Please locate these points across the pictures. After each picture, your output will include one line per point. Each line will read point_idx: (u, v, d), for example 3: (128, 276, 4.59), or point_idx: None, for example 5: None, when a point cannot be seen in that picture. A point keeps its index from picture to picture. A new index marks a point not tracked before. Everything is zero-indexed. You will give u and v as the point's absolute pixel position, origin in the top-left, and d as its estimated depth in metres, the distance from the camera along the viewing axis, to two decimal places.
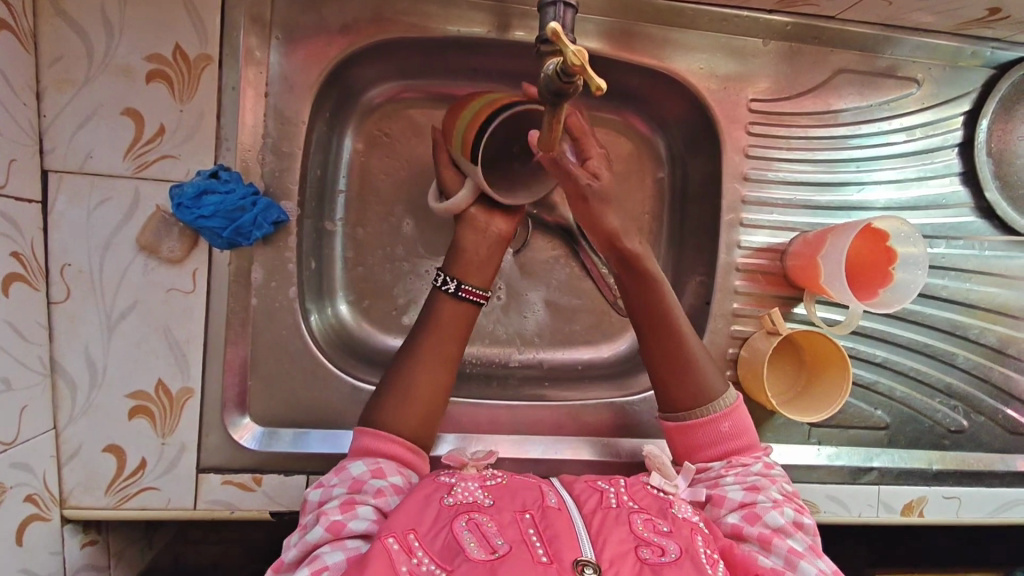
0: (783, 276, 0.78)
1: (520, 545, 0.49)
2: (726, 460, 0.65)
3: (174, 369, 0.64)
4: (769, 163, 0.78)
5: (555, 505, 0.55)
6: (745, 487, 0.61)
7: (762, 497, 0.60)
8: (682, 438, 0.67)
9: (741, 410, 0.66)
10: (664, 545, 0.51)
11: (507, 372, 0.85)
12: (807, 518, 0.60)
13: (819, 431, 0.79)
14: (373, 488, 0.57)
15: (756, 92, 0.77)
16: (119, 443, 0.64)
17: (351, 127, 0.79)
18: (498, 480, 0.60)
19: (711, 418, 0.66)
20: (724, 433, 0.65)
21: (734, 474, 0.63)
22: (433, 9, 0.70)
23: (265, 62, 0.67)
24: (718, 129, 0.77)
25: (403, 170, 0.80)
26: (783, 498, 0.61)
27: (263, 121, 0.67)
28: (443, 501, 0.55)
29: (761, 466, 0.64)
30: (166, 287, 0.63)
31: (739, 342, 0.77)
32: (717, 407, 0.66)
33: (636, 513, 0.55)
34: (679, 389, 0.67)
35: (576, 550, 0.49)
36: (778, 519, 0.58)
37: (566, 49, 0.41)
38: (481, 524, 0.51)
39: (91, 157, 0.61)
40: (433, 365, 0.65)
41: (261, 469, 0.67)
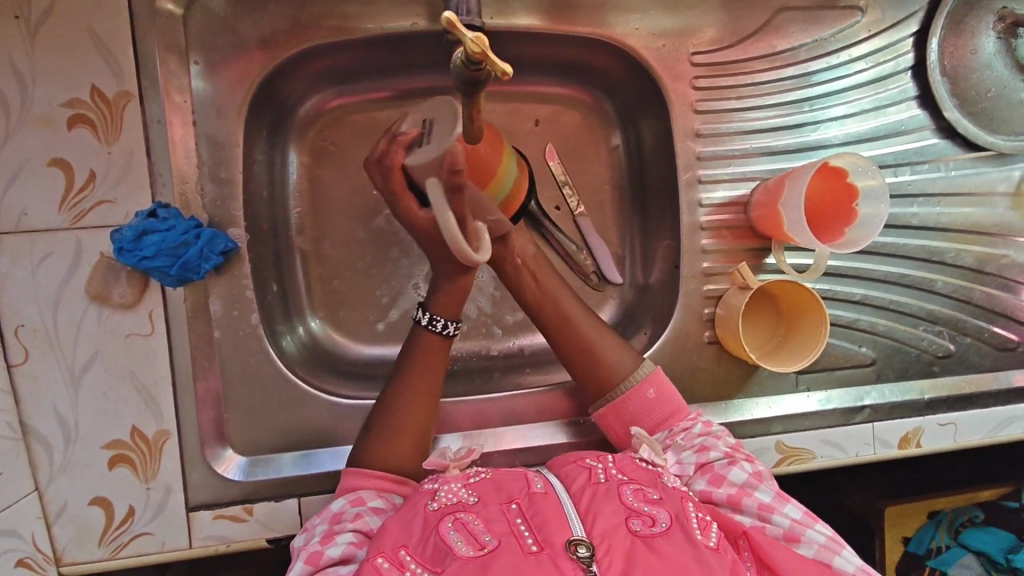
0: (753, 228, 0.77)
1: (509, 537, 0.49)
2: (666, 430, 0.66)
3: (147, 414, 0.64)
4: (720, 115, 0.76)
5: (542, 489, 0.55)
6: (695, 451, 0.63)
7: (715, 454, 0.62)
8: (615, 420, 0.68)
9: (660, 376, 0.68)
10: (654, 515, 0.51)
11: (490, 364, 0.84)
12: (761, 465, 0.62)
13: (806, 378, 0.78)
14: (352, 514, 0.58)
15: (698, 45, 0.75)
16: (105, 495, 0.63)
17: (294, 141, 0.78)
18: (481, 475, 0.58)
19: (635, 389, 0.67)
20: (652, 400, 0.67)
21: (679, 442, 0.64)
22: (352, 9, 0.68)
23: (188, 89, 0.64)
24: (663, 88, 0.75)
25: (352, 179, 0.80)
26: (733, 450, 0.63)
27: (195, 150, 0.65)
28: (427, 507, 0.54)
29: (702, 428, 0.65)
30: (124, 333, 0.62)
31: (715, 301, 0.76)
32: (637, 378, 0.68)
33: (625, 486, 0.55)
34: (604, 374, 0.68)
35: (567, 531, 0.49)
36: (741, 475, 0.59)
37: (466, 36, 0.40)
38: (467, 522, 0.51)
39: (25, 214, 0.60)
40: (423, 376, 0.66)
41: (250, 498, 0.66)
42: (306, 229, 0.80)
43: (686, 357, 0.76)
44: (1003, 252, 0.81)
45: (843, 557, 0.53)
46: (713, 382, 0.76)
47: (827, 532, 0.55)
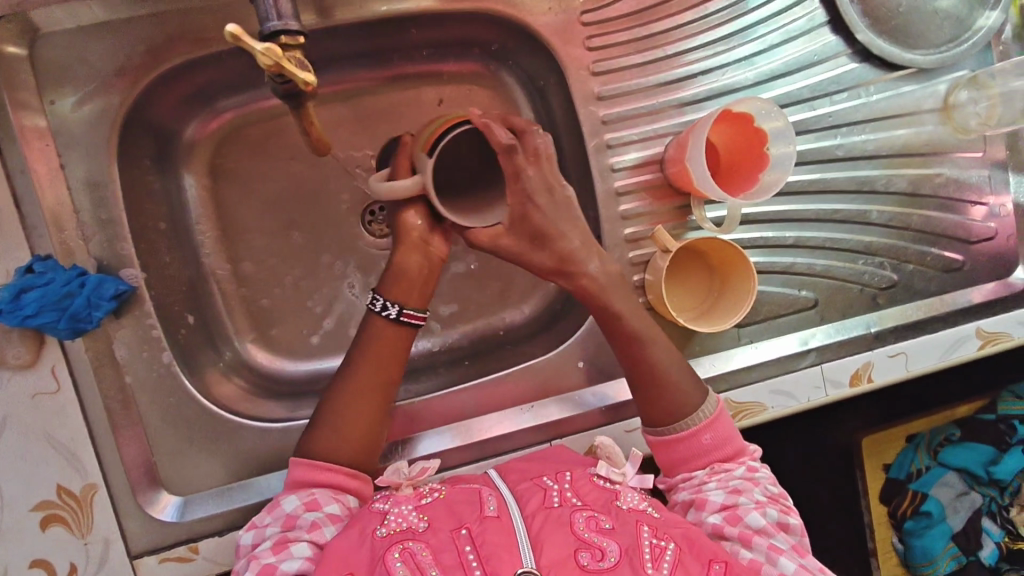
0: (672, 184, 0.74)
1: (456, 568, 0.49)
2: (708, 467, 0.64)
3: (70, 470, 0.62)
4: (621, 74, 0.72)
5: (494, 513, 0.55)
6: (726, 491, 0.62)
7: (745, 499, 0.61)
8: (661, 451, 0.67)
9: (721, 422, 0.65)
10: (604, 547, 0.52)
11: (433, 361, 0.82)
12: (793, 519, 0.61)
13: (748, 330, 0.76)
14: (307, 522, 0.58)
15: (585, 2, 0.71)
16: (44, 557, 0.63)
17: (188, 165, 0.76)
18: (436, 494, 0.59)
19: (690, 432, 0.65)
20: (706, 446, 0.65)
21: (716, 480, 0.63)
22: (208, 19, 0.64)
23: (50, 131, 0.62)
24: (556, 53, 0.72)
25: (258, 192, 0.79)
26: (767, 499, 0.62)
27: (69, 195, 0.62)
28: (376, 532, 0.54)
29: (748, 474, 0.64)
30: (31, 393, 0.61)
31: (643, 267, 0.74)
32: (703, 417, 0.65)
33: (579, 511, 0.55)
34: (665, 411, 0.66)
35: (515, 562, 0.49)
36: (759, 520, 0.58)
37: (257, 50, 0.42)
38: (415, 552, 0.51)
39: None
40: (377, 365, 0.65)
41: (194, 537, 0.65)
42: (218, 252, 0.78)
43: None
44: (936, 172, 0.79)
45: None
46: None
47: None
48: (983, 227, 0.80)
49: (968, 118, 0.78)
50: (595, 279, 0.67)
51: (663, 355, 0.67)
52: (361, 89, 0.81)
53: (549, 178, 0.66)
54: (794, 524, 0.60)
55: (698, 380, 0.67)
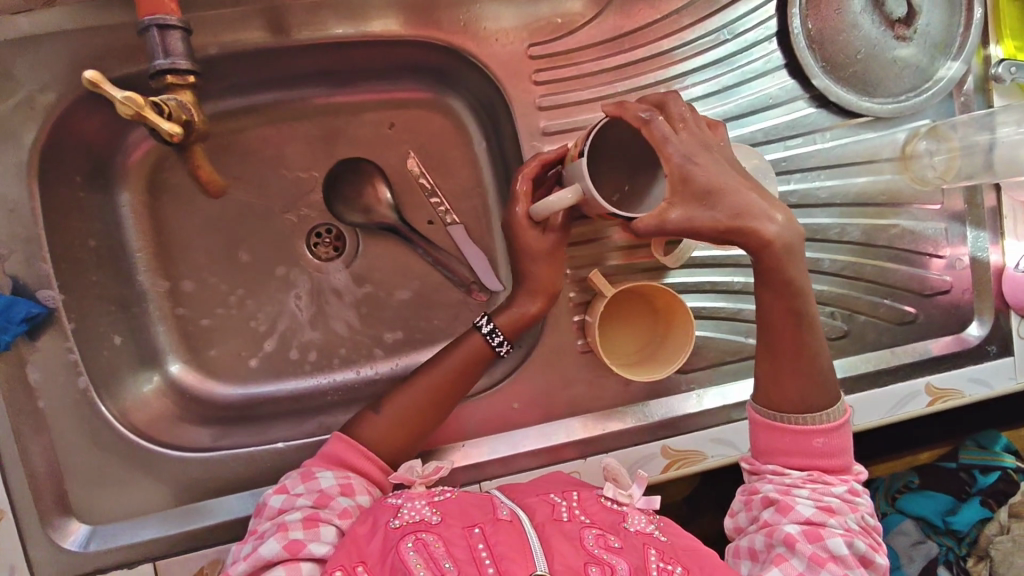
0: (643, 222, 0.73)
1: (468, 566, 0.49)
2: (807, 472, 0.60)
3: None
4: (570, 111, 0.71)
5: (506, 517, 0.55)
6: (820, 505, 0.58)
7: (834, 522, 0.57)
8: (762, 433, 0.63)
9: (842, 431, 0.61)
10: (614, 563, 0.51)
11: (372, 388, 0.80)
12: (877, 556, 0.58)
13: (691, 377, 0.75)
14: (338, 507, 0.58)
15: (534, 36, 0.70)
16: None
17: (128, 182, 0.74)
18: (446, 494, 0.59)
19: (809, 429, 0.61)
20: (816, 449, 0.61)
21: (811, 489, 0.59)
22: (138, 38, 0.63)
23: None
24: (502, 86, 0.70)
25: (201, 211, 0.77)
26: (858, 528, 0.59)
27: None
28: (389, 524, 0.54)
29: (847, 494, 0.60)
30: None
31: (583, 307, 0.73)
32: (822, 418, 0.61)
33: (589, 528, 0.55)
34: (778, 394, 0.62)
35: (528, 565, 0.49)
36: (840, 548, 0.56)
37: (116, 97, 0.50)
38: (428, 543, 0.51)
39: None
40: (464, 368, 0.67)
41: (103, 568, 0.63)
42: (155, 270, 0.76)
43: (563, 368, 0.73)
44: (891, 222, 0.77)
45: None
46: (592, 391, 0.73)
47: None
48: (938, 279, 0.79)
49: (925, 170, 0.77)
50: (774, 239, 0.58)
51: (820, 343, 0.62)
52: (309, 111, 0.79)
53: (701, 136, 0.58)
54: (877, 559, 0.58)
55: (833, 382, 0.63)
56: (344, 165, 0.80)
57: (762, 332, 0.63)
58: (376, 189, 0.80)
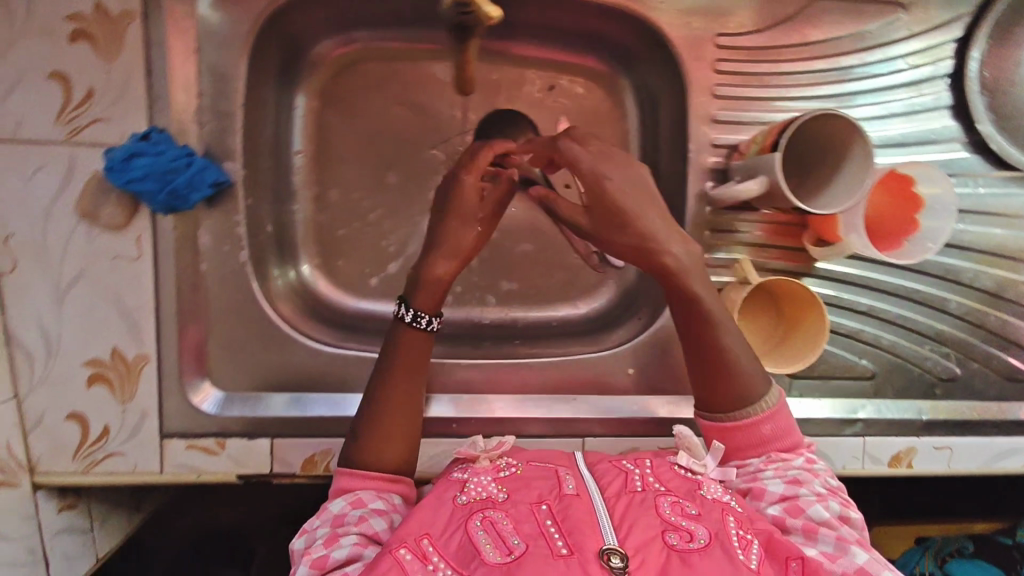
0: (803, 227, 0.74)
1: (537, 540, 0.49)
2: (763, 455, 0.61)
3: (128, 336, 0.64)
4: (739, 103, 0.71)
5: (573, 491, 0.54)
6: (786, 482, 0.58)
7: (806, 491, 0.57)
8: (718, 441, 0.63)
9: (784, 413, 0.62)
10: (693, 530, 0.50)
11: (480, 331, 0.84)
12: (855, 513, 0.57)
13: (799, 384, 0.76)
14: (355, 517, 0.56)
15: (727, 26, 0.70)
16: (82, 411, 0.65)
17: (306, 85, 0.78)
18: (512, 469, 0.59)
19: (751, 421, 0.61)
20: (767, 436, 0.61)
21: (773, 468, 0.59)
22: None
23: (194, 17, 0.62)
24: (682, 69, 0.70)
25: (362, 128, 0.80)
26: (828, 491, 0.58)
27: (197, 81, 0.63)
28: (456, 500, 0.55)
29: (805, 466, 0.60)
30: (111, 255, 0.63)
31: (713, 293, 0.73)
32: (766, 406, 0.62)
33: (663, 495, 0.54)
34: (712, 395, 0.63)
35: (599, 538, 0.49)
36: (821, 512, 0.55)
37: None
38: (496, 522, 0.51)
39: (22, 124, 0.60)
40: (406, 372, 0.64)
41: (224, 432, 0.67)
42: (310, 173, 0.79)
43: None
44: None
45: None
46: None
47: None
48: None
49: None
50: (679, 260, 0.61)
51: (729, 342, 0.63)
52: (481, 53, 0.80)
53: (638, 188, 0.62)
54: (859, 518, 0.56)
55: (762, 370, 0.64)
56: (496, 115, 0.81)
57: (692, 353, 0.64)
58: (526, 142, 0.81)
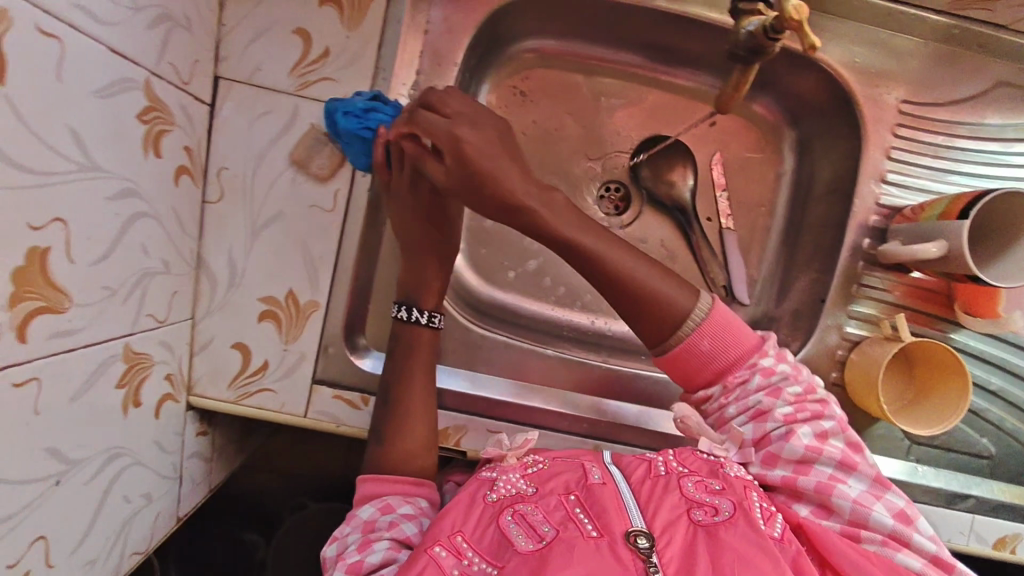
0: (946, 295, 0.76)
1: (568, 525, 0.51)
2: (721, 385, 0.61)
3: (305, 281, 0.67)
4: (912, 169, 0.75)
5: (599, 480, 0.56)
6: (750, 420, 0.60)
7: (773, 425, 0.58)
8: (676, 369, 0.61)
9: (717, 321, 0.59)
10: (717, 504, 0.53)
11: (602, 341, 0.86)
12: (828, 421, 0.59)
13: (919, 449, 0.77)
14: (385, 522, 0.57)
15: (908, 94, 0.74)
16: (247, 343, 0.67)
17: (490, 79, 0.82)
18: (539, 465, 0.60)
19: (687, 342, 0.59)
20: (706, 352, 0.59)
21: (734, 401, 0.60)
22: None
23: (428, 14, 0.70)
24: (862, 126, 0.75)
25: (529, 130, 0.83)
26: (793, 408, 0.59)
27: (420, 59, 0.70)
28: (487, 498, 0.56)
29: (758, 373, 0.60)
30: (309, 203, 0.67)
31: (850, 345, 0.76)
32: (686, 331, 0.58)
33: (688, 476, 0.56)
34: (649, 326, 0.59)
35: (625, 521, 0.51)
36: (799, 450, 0.57)
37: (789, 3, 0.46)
38: (527, 515, 0.53)
39: (259, 70, 0.64)
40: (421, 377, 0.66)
41: (371, 389, 0.70)
42: None
43: None
44: None
45: (914, 539, 0.53)
46: None
47: (894, 502, 0.55)
48: None
49: None
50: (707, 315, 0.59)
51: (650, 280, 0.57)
52: (654, 80, 0.85)
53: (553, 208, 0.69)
54: (836, 435, 0.59)
55: (686, 283, 0.60)
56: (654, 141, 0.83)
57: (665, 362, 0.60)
58: (683, 172, 0.83)
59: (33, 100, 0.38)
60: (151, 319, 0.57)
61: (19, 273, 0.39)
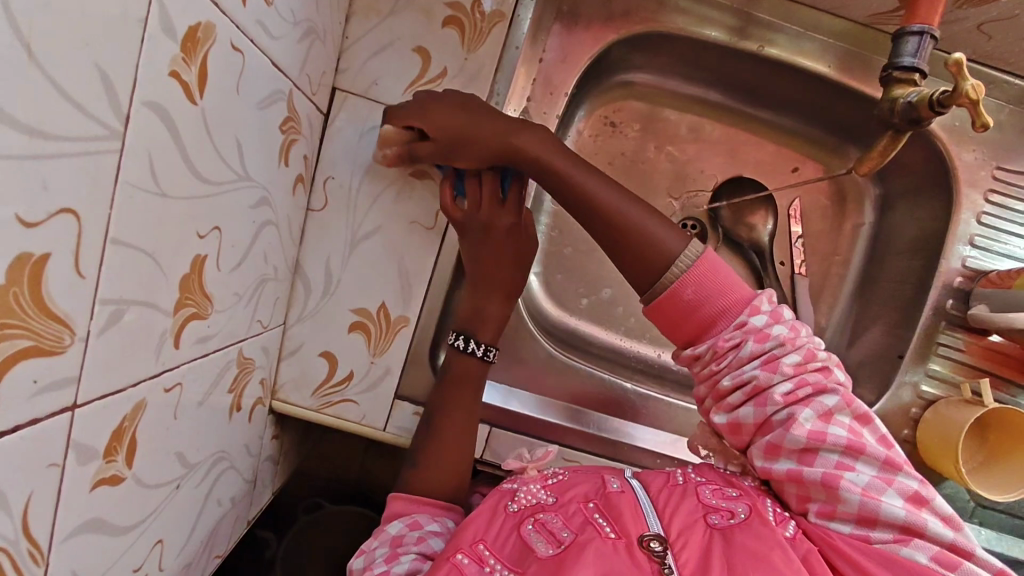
0: (1020, 360, 0.76)
1: (586, 529, 0.49)
2: (710, 346, 0.55)
3: (398, 296, 0.68)
4: (998, 235, 0.76)
5: (618, 489, 0.54)
6: (750, 400, 0.53)
7: (772, 407, 0.52)
8: (671, 321, 0.56)
9: (704, 271, 0.55)
10: (733, 509, 0.51)
11: (666, 374, 0.86)
12: (828, 399, 0.52)
13: (984, 513, 0.76)
14: (413, 537, 0.57)
15: (1000, 160, 0.75)
16: (335, 352, 0.68)
17: (585, 106, 0.82)
18: (559, 476, 0.58)
19: (669, 289, 0.55)
20: (688, 302, 0.55)
21: (728, 373, 0.54)
22: (690, 13, 0.74)
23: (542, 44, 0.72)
24: (954, 188, 0.76)
25: (617, 161, 0.83)
26: (793, 386, 0.52)
27: (532, 86, 0.72)
28: (507, 508, 0.54)
29: (751, 337, 0.53)
30: (410, 220, 0.67)
31: (924, 404, 0.76)
32: (673, 275, 0.55)
33: (704, 485, 0.54)
34: (639, 269, 0.56)
35: (641, 526, 0.49)
36: (801, 438, 0.50)
37: (963, 83, 0.48)
38: (546, 522, 0.51)
39: (376, 84, 0.65)
40: (460, 405, 0.66)
41: None
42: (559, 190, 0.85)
43: None
44: None
45: (928, 526, 0.48)
46: None
47: (907, 489, 0.50)
48: None
49: None
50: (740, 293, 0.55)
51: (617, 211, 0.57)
52: (743, 121, 0.85)
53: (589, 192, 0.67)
54: (842, 412, 0.52)
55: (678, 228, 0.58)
56: (734, 185, 0.84)
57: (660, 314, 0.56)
58: (764, 216, 0.84)
59: (217, 111, 0.39)
60: (259, 324, 0.57)
61: (184, 281, 0.39)
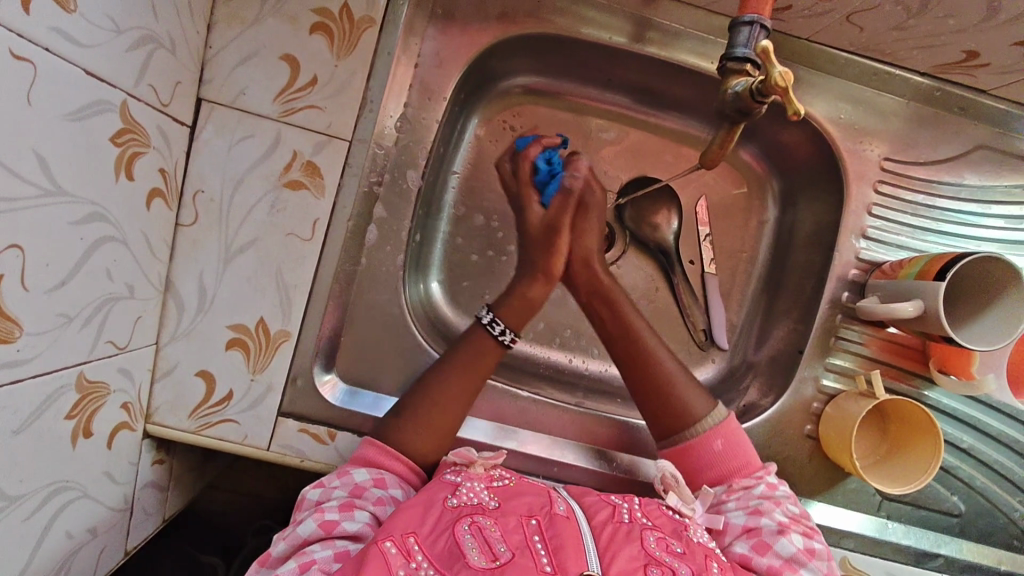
0: (919, 352, 0.76)
1: (524, 554, 0.47)
2: (726, 484, 0.65)
3: (277, 310, 0.65)
4: (891, 226, 0.76)
5: (563, 513, 0.53)
6: (750, 516, 0.61)
7: (765, 520, 0.59)
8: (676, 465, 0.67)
9: (730, 427, 0.67)
10: (675, 567, 0.50)
11: (577, 381, 0.84)
12: (818, 543, 0.59)
13: (889, 505, 0.76)
14: (374, 496, 0.58)
15: (889, 151, 0.76)
16: (212, 371, 0.65)
17: (479, 113, 0.82)
18: (504, 481, 0.58)
19: (699, 440, 0.66)
20: (718, 452, 0.65)
21: (735, 500, 0.63)
22: (575, 14, 0.73)
23: (419, 50, 0.71)
24: (844, 182, 0.76)
25: None
26: (790, 520, 0.60)
27: (409, 91, 0.72)
28: (447, 501, 0.53)
29: (765, 484, 0.64)
30: (286, 231, 0.65)
31: (825, 398, 0.76)
32: (706, 426, 0.66)
33: (649, 530, 0.53)
34: (663, 416, 0.68)
35: (582, 563, 0.47)
36: (790, 547, 0.57)
37: (773, 70, 0.47)
38: (484, 528, 0.49)
39: (243, 93, 0.62)
40: (463, 373, 0.67)
41: (337, 424, 0.68)
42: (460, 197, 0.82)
43: (779, 442, 0.75)
44: None
45: None
46: (797, 475, 0.75)
47: None
48: None
49: None
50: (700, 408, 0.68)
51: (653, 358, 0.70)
52: (643, 122, 0.85)
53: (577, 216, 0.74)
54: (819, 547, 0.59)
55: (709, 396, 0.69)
56: (637, 184, 0.83)
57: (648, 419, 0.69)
58: (668, 215, 0.83)
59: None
60: (110, 346, 0.54)
61: None
